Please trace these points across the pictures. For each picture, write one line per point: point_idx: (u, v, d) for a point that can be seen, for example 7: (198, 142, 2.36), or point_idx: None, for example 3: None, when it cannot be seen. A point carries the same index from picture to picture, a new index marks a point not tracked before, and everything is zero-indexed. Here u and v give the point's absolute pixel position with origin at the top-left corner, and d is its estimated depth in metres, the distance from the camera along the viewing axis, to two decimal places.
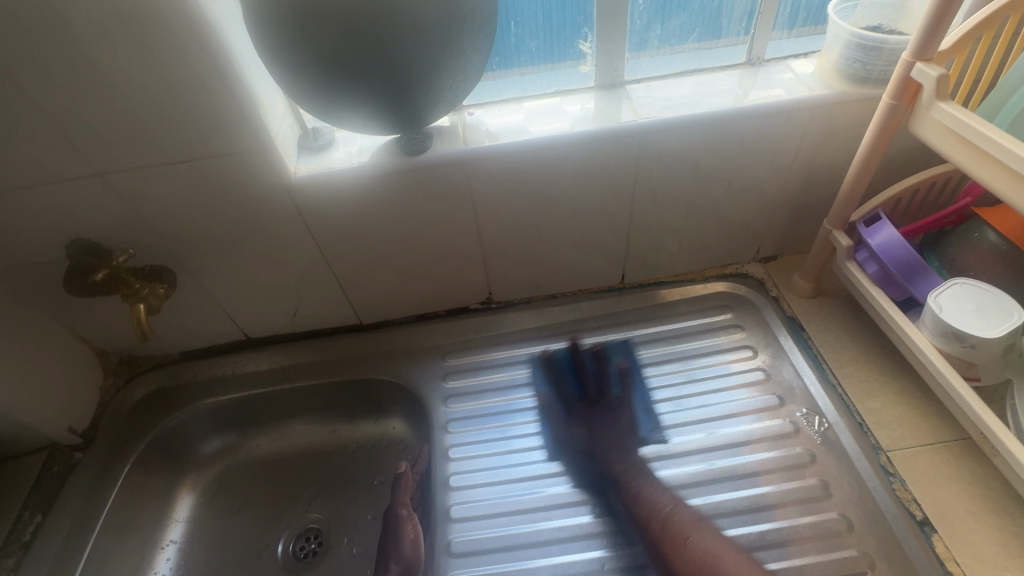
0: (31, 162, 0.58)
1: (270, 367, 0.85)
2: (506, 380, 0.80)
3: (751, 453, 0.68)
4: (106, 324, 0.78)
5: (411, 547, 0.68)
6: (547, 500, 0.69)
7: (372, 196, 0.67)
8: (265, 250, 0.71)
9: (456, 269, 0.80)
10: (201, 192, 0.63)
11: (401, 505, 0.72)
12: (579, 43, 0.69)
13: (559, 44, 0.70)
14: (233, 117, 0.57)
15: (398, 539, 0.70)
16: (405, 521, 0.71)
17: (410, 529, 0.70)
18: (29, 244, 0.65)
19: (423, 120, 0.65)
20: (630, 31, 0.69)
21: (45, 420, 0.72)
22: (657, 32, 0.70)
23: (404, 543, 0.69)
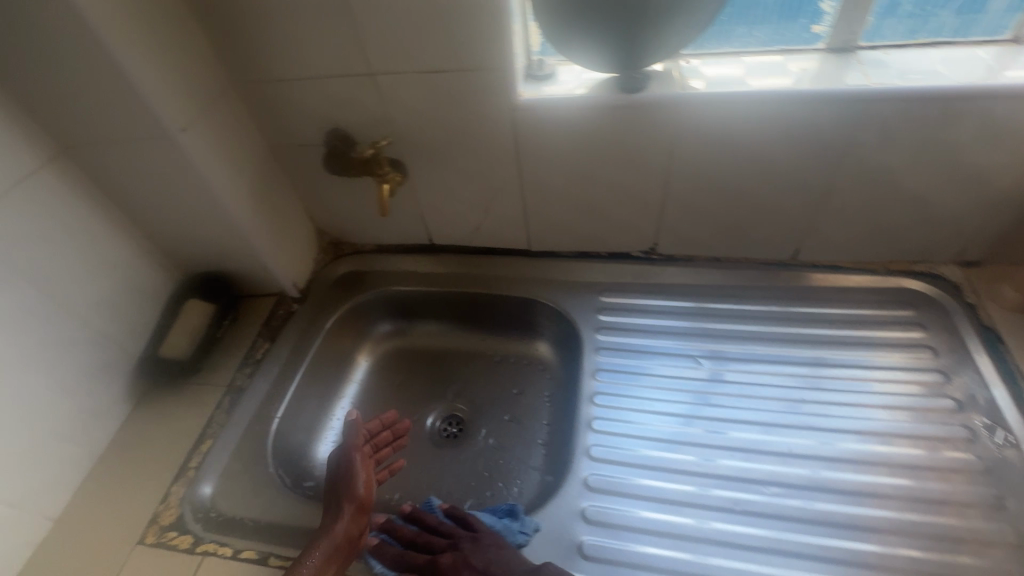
0: (328, 56, 0.71)
1: (445, 270, 0.96)
2: (657, 326, 0.85)
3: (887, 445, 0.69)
4: (330, 206, 0.95)
5: (366, 488, 0.69)
6: (682, 435, 0.74)
7: (585, 129, 0.73)
8: (476, 164, 0.81)
9: (632, 214, 0.84)
10: (443, 102, 0.73)
11: (354, 448, 0.72)
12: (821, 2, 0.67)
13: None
14: (492, 37, 0.65)
15: (349, 478, 0.69)
16: (359, 464, 0.71)
17: (362, 473, 0.70)
18: (302, 126, 0.81)
19: (645, 61, 0.68)
20: None
21: (282, 271, 0.90)
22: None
23: (357, 483, 0.69)
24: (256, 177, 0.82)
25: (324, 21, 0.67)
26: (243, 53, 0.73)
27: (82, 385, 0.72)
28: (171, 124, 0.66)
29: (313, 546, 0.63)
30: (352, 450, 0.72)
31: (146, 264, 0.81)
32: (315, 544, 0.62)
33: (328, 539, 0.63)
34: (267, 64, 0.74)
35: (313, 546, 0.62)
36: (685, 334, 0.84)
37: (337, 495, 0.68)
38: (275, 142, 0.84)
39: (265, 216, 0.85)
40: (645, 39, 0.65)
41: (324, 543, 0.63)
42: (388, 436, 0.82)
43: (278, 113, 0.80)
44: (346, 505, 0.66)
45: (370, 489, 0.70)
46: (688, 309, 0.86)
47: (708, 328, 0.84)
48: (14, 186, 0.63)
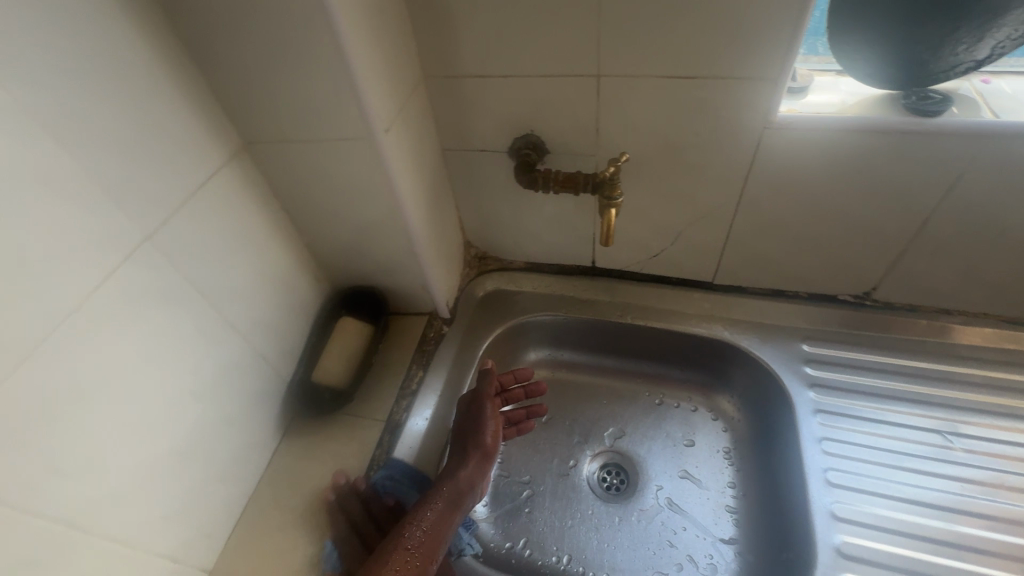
0: (548, 53, 0.60)
1: (610, 297, 0.85)
2: (884, 388, 0.72)
3: None
4: (489, 218, 0.84)
5: (493, 438, 0.67)
6: (940, 534, 0.61)
7: (847, 155, 0.61)
8: (687, 184, 0.69)
9: (863, 255, 0.71)
10: (676, 112, 0.62)
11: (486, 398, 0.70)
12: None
13: None
14: (769, 42, 0.54)
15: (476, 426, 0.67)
16: (489, 414, 0.68)
17: (493, 422, 0.68)
18: (489, 129, 0.70)
19: (940, 79, 0.58)
20: None
21: (438, 290, 0.79)
22: None
23: (484, 431, 0.67)
24: (430, 184, 0.72)
25: (560, 12, 0.57)
26: (445, 42, 0.63)
27: (241, 415, 0.63)
28: (378, 124, 0.56)
29: (438, 492, 0.62)
30: (482, 398, 0.69)
31: (302, 276, 0.72)
32: (438, 490, 0.62)
33: (452, 486, 0.62)
34: (469, 57, 0.63)
35: (435, 493, 0.62)
36: (917, 400, 0.71)
37: (464, 440, 0.67)
38: (450, 145, 0.74)
39: (432, 228, 0.74)
40: (952, 51, 0.55)
41: (447, 489, 0.62)
42: (520, 393, 0.75)
43: (464, 113, 0.70)
44: (471, 453, 0.65)
45: (496, 440, 0.67)
46: (915, 369, 0.73)
47: (946, 394, 0.71)
48: (200, 187, 0.54)
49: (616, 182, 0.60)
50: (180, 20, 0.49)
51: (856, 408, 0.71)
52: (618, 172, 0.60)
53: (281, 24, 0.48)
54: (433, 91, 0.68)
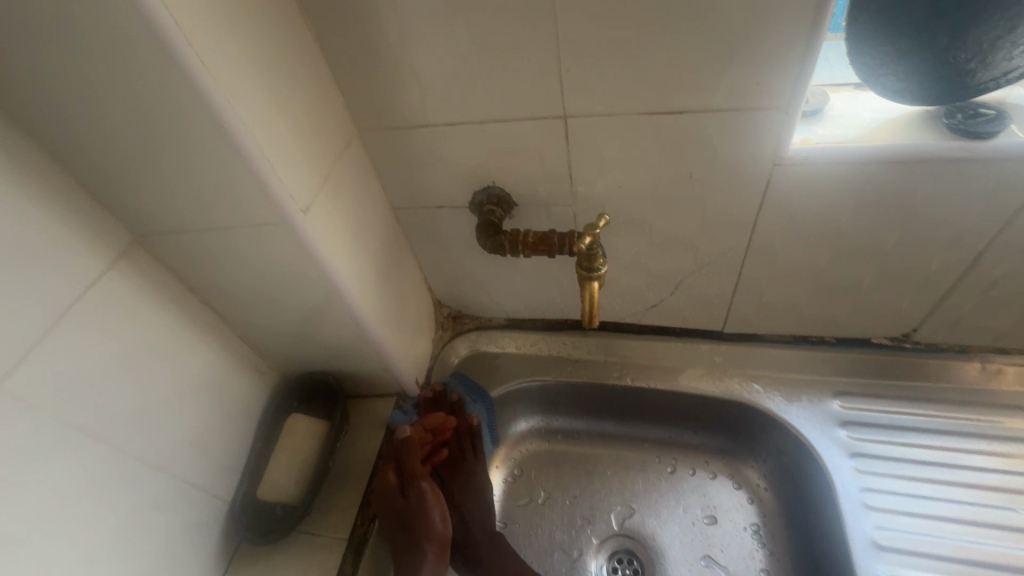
0: (501, 94, 0.49)
1: (606, 355, 0.74)
2: (936, 452, 0.61)
3: None
4: (458, 277, 0.73)
5: (444, 521, 0.59)
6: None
7: (876, 190, 0.49)
8: (683, 230, 0.58)
9: (899, 297, 0.60)
10: (664, 153, 0.51)
11: (420, 476, 0.60)
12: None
13: None
14: (773, 66, 0.42)
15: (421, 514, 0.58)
16: (431, 493, 0.59)
17: (438, 503, 0.59)
18: (443, 184, 0.59)
19: (988, 90, 0.47)
20: None
21: (404, 369, 0.68)
22: None
23: (433, 517, 0.58)
24: (378, 252, 0.61)
25: (509, 47, 0.45)
26: (376, 91, 0.52)
27: (161, 560, 0.52)
28: (292, 207, 0.45)
29: None
30: (416, 477, 0.60)
31: (237, 373, 0.61)
32: None
33: None
34: (407, 104, 0.52)
35: None
36: (979, 466, 0.59)
37: (411, 532, 0.57)
38: (400, 201, 0.63)
39: (387, 302, 0.63)
40: (1009, 54, 0.43)
41: None
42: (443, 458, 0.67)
43: (410, 168, 0.58)
44: (428, 549, 0.56)
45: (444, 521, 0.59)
46: (971, 425, 0.62)
47: (1011, 457, 0.59)
48: (73, 307, 0.44)
49: (596, 253, 0.49)
50: (12, 107, 0.38)
51: (908, 480, 0.60)
52: (598, 240, 0.48)
53: (140, 103, 0.37)
54: (370, 145, 0.57)
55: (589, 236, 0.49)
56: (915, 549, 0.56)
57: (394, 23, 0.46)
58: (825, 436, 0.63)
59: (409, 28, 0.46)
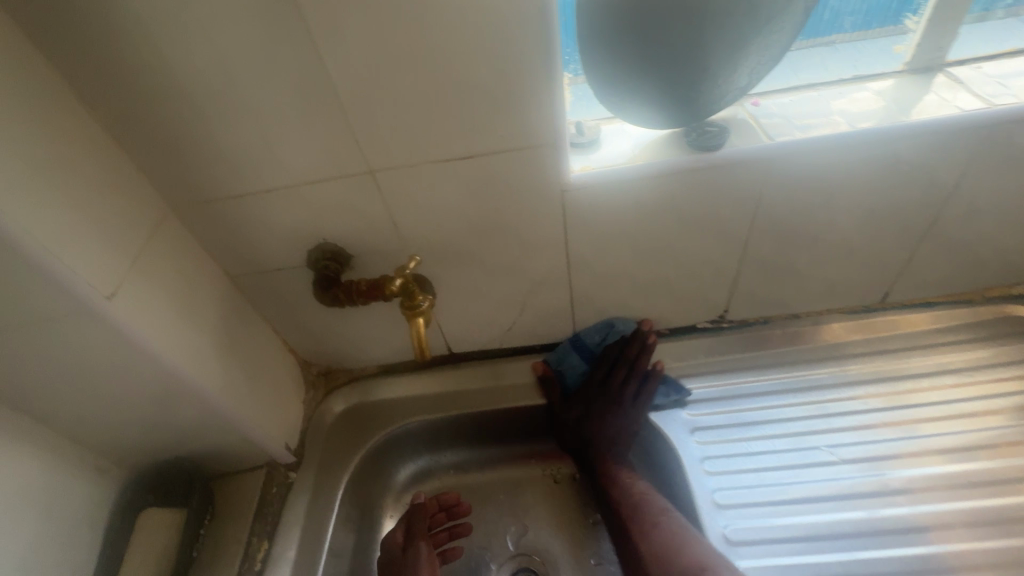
0: (306, 158, 0.52)
1: (477, 382, 0.77)
2: (759, 413, 0.71)
3: None
4: (317, 333, 0.73)
5: None
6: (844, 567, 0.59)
7: (650, 201, 0.58)
8: (509, 257, 0.64)
9: (702, 286, 0.70)
10: (471, 194, 0.56)
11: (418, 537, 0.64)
12: (907, 16, 0.60)
13: (880, 18, 0.61)
14: (533, 110, 0.50)
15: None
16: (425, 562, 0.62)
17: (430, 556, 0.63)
18: (276, 248, 0.61)
19: (712, 111, 0.58)
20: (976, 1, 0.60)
21: (269, 436, 0.66)
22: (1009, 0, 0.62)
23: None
24: (216, 324, 0.60)
25: (301, 116, 0.49)
26: (183, 168, 0.53)
27: None
28: (93, 295, 0.45)
29: None
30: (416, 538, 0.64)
31: (70, 479, 0.57)
32: None
33: None
34: (218, 177, 0.54)
35: None
36: (789, 416, 0.70)
37: None
38: (237, 269, 0.63)
39: (238, 372, 0.62)
40: (714, 84, 0.55)
41: None
42: (444, 516, 0.72)
43: (238, 236, 0.59)
44: None
45: None
46: (780, 384, 0.73)
47: (812, 403, 0.71)
48: None
49: (412, 290, 0.57)
50: None
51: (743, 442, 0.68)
52: (409, 279, 0.56)
53: None
54: (190, 219, 0.57)
55: (404, 278, 0.56)
56: (753, 502, 0.64)
57: (186, 106, 0.48)
58: (668, 418, 0.71)
59: (201, 108, 0.49)
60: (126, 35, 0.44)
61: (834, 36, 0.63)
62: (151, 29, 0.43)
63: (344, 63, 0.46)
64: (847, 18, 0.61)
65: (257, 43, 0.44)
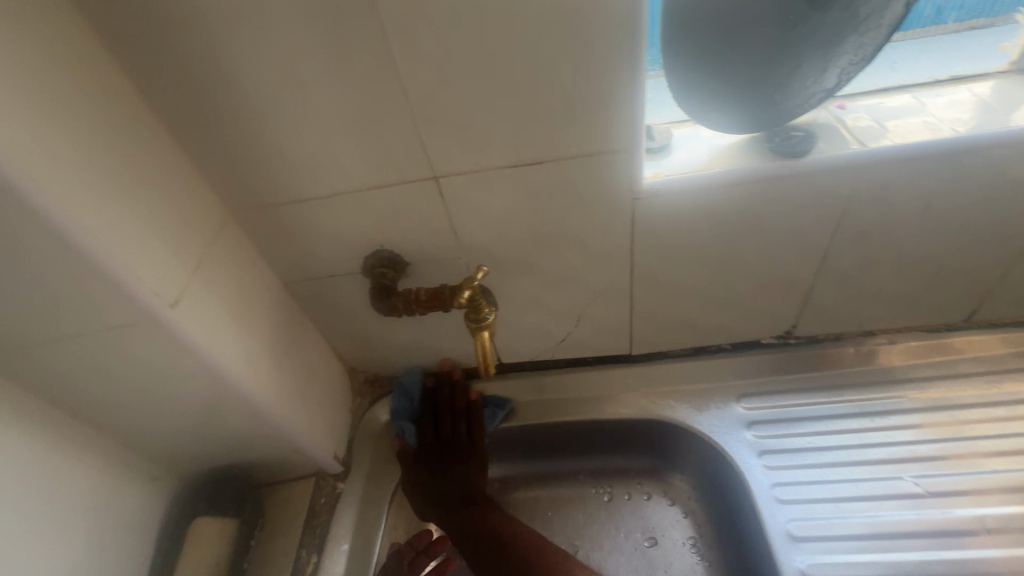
0: (369, 163, 0.51)
1: (527, 395, 0.74)
2: (831, 437, 0.66)
3: None
4: (366, 340, 0.71)
5: None
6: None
7: (725, 210, 0.55)
8: (570, 266, 0.61)
9: (772, 300, 0.66)
10: (536, 201, 0.54)
11: None
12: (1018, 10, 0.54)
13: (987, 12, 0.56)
14: (610, 113, 0.47)
15: None
16: None
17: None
18: (332, 254, 0.59)
19: (797, 114, 0.54)
20: None
21: (318, 446, 0.65)
22: None
23: None
24: (271, 331, 0.59)
25: (368, 120, 0.47)
26: (244, 172, 0.52)
27: None
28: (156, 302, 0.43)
29: None
30: None
31: (123, 485, 0.56)
32: None
33: None
34: (279, 182, 0.52)
35: None
36: (865, 442, 0.65)
37: None
38: (291, 274, 0.61)
39: (290, 380, 0.61)
40: (802, 86, 0.51)
41: None
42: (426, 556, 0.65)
43: (294, 241, 0.58)
44: None
45: None
46: (854, 406, 0.68)
47: (891, 428, 0.66)
48: None
49: (479, 304, 0.54)
50: None
51: (814, 468, 0.64)
52: (477, 292, 0.53)
53: None
54: (248, 224, 0.56)
55: (470, 290, 0.54)
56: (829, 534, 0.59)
57: (251, 108, 0.47)
58: (732, 438, 0.67)
59: (266, 111, 0.47)
60: (196, 36, 0.43)
61: (931, 32, 0.58)
62: (221, 28, 0.42)
63: (415, 63, 0.44)
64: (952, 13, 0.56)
65: (327, 43, 0.43)
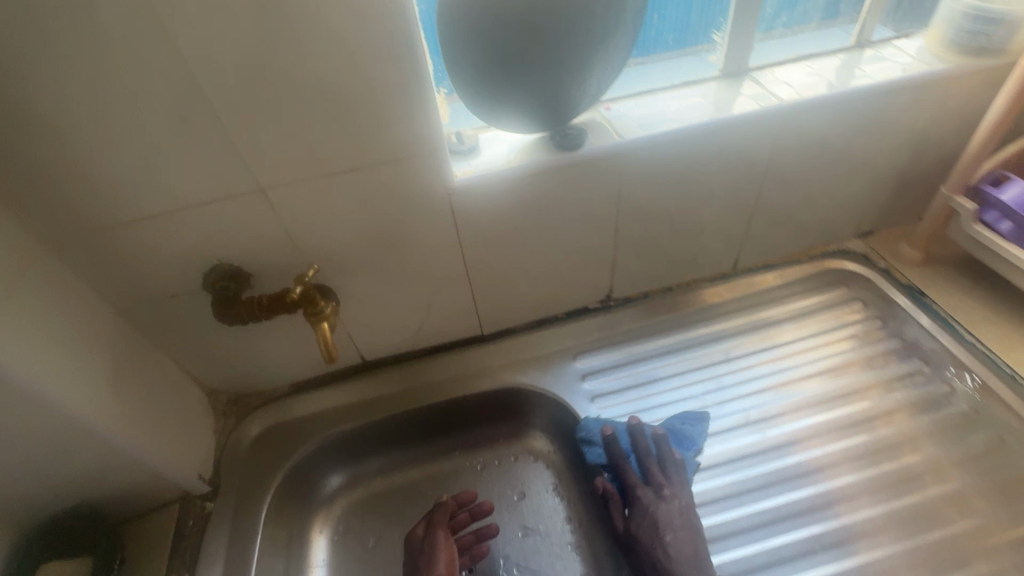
0: (191, 182, 0.54)
1: (394, 386, 0.80)
2: (647, 373, 0.80)
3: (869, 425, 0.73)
4: (222, 359, 0.72)
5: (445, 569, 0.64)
6: (748, 563, 0.63)
7: (527, 196, 0.66)
8: (409, 259, 0.68)
9: (586, 270, 0.79)
10: (360, 202, 0.60)
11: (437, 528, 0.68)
12: (714, 33, 0.74)
13: (695, 33, 0.74)
14: (409, 120, 0.55)
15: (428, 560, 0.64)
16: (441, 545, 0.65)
17: (445, 551, 0.65)
18: (167, 275, 0.60)
19: (572, 115, 0.66)
20: (763, 18, 0.76)
21: (179, 469, 0.65)
22: (786, 17, 0.78)
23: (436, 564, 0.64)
24: (112, 359, 0.58)
25: (183, 142, 0.51)
26: (57, 203, 0.52)
27: None
28: None
29: None
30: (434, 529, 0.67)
31: None
32: None
33: None
34: (98, 209, 0.53)
35: None
36: (670, 372, 0.80)
37: None
38: (127, 301, 0.61)
39: (139, 405, 0.61)
40: (570, 93, 0.63)
41: None
42: (466, 517, 0.72)
43: (125, 267, 0.58)
44: None
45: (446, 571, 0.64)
46: (662, 346, 0.83)
47: (692, 358, 0.81)
48: None
49: (314, 297, 0.60)
50: None
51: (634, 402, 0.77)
52: (309, 287, 0.60)
53: None
54: (71, 254, 0.56)
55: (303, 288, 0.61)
56: None
57: (54, 140, 0.48)
58: (570, 391, 0.78)
59: (71, 141, 0.48)
60: None
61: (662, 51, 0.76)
62: (4, 63, 0.43)
63: (219, 86, 0.48)
64: (670, 35, 0.74)
65: (126, 74, 0.46)
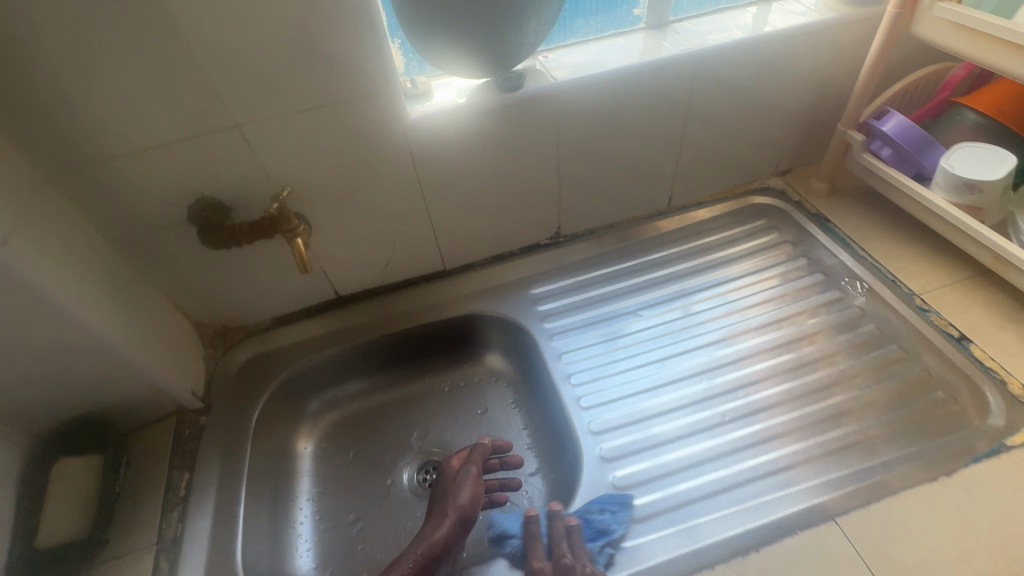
0: (175, 117, 0.61)
1: (366, 317, 0.88)
2: (591, 296, 0.91)
3: (776, 325, 0.84)
4: (207, 292, 0.80)
5: (469, 501, 0.68)
6: (669, 436, 0.74)
7: (475, 134, 0.75)
8: (372, 194, 0.76)
9: (534, 206, 0.88)
10: (325, 137, 0.68)
11: (471, 462, 0.72)
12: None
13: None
14: (364, 61, 0.63)
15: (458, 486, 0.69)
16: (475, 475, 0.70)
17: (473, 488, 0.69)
18: (156, 207, 0.68)
19: (515, 62, 0.74)
20: None
21: (175, 383, 0.73)
22: None
23: (463, 491, 0.68)
24: (110, 281, 0.66)
25: (167, 79, 0.58)
26: (56, 136, 0.59)
27: None
28: None
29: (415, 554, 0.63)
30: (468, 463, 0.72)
31: None
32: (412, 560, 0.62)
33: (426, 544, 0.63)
34: (92, 143, 0.60)
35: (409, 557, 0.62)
36: (611, 294, 0.91)
37: (441, 501, 0.69)
38: (120, 233, 0.69)
39: (137, 323, 0.68)
40: (511, 41, 0.70)
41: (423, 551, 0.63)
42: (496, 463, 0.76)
43: (118, 199, 0.66)
44: (449, 514, 0.66)
45: (470, 503, 0.68)
46: (605, 274, 0.93)
47: (632, 283, 0.92)
48: None
49: (287, 215, 0.69)
50: None
51: (578, 319, 0.88)
52: (284, 206, 0.69)
53: None
54: (69, 186, 0.63)
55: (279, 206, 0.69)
56: (587, 356, 0.84)
57: (52, 77, 0.55)
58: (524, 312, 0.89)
59: (67, 78, 0.55)
60: None
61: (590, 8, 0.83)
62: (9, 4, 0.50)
63: (196, 28, 0.56)
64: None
65: (116, 16, 0.53)
